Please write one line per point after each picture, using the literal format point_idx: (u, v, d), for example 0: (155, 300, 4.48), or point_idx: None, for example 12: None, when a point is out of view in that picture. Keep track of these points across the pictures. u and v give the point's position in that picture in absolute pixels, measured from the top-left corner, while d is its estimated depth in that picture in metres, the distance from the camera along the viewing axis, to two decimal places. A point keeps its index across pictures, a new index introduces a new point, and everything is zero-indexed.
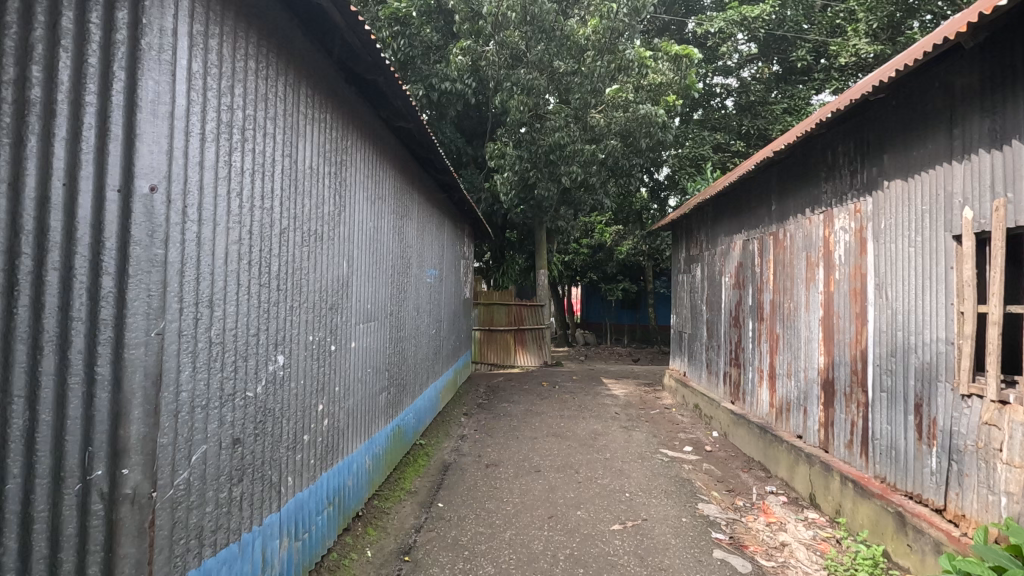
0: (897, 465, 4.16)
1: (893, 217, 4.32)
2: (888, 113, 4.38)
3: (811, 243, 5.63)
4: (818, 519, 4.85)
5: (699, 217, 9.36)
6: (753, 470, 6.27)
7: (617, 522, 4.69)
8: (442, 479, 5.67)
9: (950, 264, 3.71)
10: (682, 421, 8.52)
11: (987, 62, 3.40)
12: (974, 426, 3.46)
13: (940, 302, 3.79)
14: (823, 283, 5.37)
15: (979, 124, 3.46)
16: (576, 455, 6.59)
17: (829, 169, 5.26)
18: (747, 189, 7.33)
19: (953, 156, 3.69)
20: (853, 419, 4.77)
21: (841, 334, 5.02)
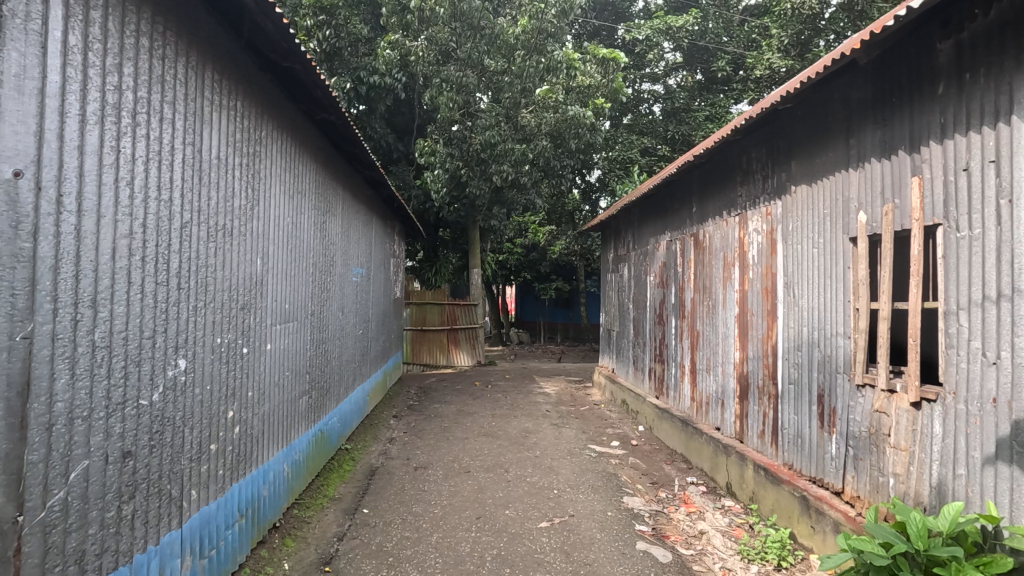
0: (803, 452, 4.45)
1: (799, 220, 4.60)
2: (794, 123, 4.66)
3: (727, 244, 5.92)
4: (733, 506, 5.10)
5: (626, 218, 9.65)
6: (675, 462, 6.53)
7: (544, 519, 4.72)
8: (368, 484, 5.50)
9: (847, 264, 4.00)
10: (611, 417, 8.75)
11: (879, 78, 3.69)
12: (867, 413, 3.74)
13: (839, 299, 4.08)
14: (738, 282, 5.65)
15: (872, 135, 3.75)
16: (506, 454, 6.59)
17: (744, 174, 5.56)
18: (670, 191, 7.60)
19: (849, 164, 3.98)
20: (764, 410, 5.05)
21: (754, 330, 5.31)
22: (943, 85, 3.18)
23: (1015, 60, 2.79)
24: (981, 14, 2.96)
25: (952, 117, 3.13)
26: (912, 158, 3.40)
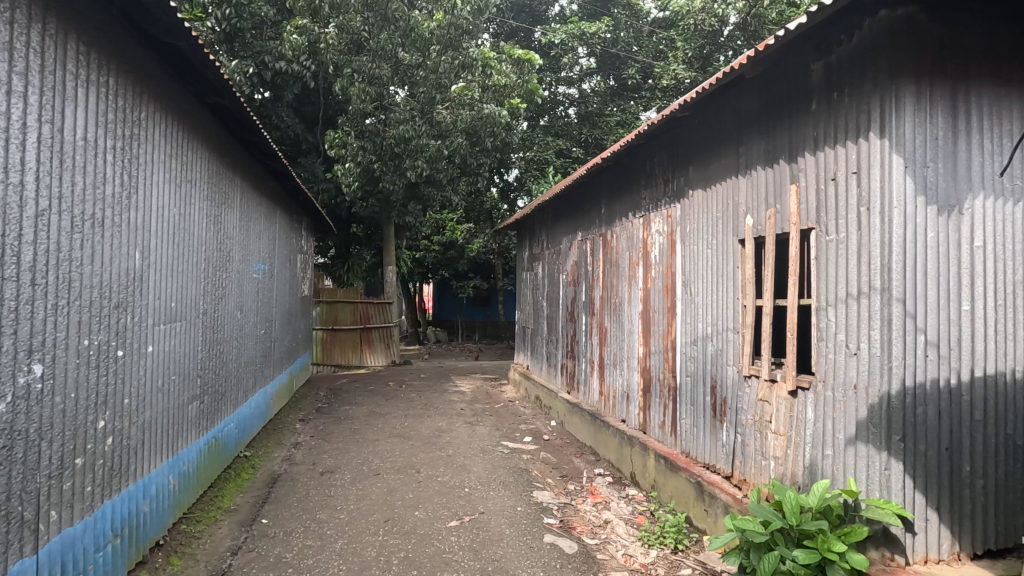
0: (698, 440, 4.75)
1: (696, 222, 4.89)
2: (692, 131, 4.94)
3: (633, 244, 6.18)
4: (637, 495, 5.35)
5: (540, 217, 9.83)
6: (584, 454, 6.74)
7: (454, 518, 4.69)
8: (269, 492, 5.20)
9: (736, 264, 4.30)
10: (524, 413, 8.88)
11: (764, 92, 3.98)
12: (752, 402, 4.05)
13: (730, 297, 4.38)
14: (642, 280, 5.92)
15: (758, 144, 4.05)
16: (418, 455, 6.49)
17: (648, 177, 5.82)
18: (581, 192, 7.82)
19: (739, 171, 4.28)
20: (665, 402, 5.34)
21: (656, 326, 5.59)
22: (816, 102, 3.49)
23: (874, 82, 3.11)
24: (848, 39, 3.27)
25: (824, 131, 3.44)
26: (791, 167, 3.71)
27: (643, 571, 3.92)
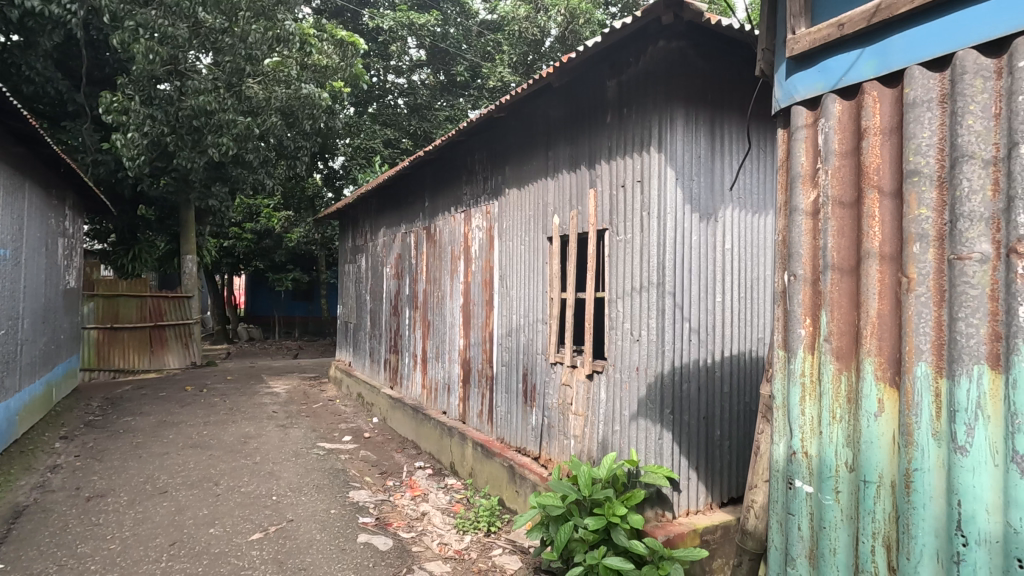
0: (511, 425, 5.03)
1: (511, 219, 5.15)
2: (507, 132, 5.18)
3: (454, 239, 6.29)
4: (454, 484, 5.48)
5: (364, 208, 9.48)
6: (406, 449, 6.70)
7: (257, 530, 4.31)
8: (9, 530, 4.21)
9: (545, 260, 4.63)
10: (345, 411, 8.52)
11: (569, 102, 4.33)
12: (556, 386, 4.41)
13: (540, 290, 4.68)
14: (462, 274, 6.06)
15: (563, 150, 4.40)
16: (218, 465, 5.83)
17: (468, 174, 5.96)
18: (404, 184, 7.73)
19: (547, 174, 4.61)
20: (482, 392, 5.56)
21: (474, 319, 5.77)
22: (611, 115, 3.91)
23: (654, 103, 3.57)
24: (635, 62, 3.70)
25: (617, 142, 3.86)
26: (590, 173, 4.11)
27: (456, 557, 4.01)
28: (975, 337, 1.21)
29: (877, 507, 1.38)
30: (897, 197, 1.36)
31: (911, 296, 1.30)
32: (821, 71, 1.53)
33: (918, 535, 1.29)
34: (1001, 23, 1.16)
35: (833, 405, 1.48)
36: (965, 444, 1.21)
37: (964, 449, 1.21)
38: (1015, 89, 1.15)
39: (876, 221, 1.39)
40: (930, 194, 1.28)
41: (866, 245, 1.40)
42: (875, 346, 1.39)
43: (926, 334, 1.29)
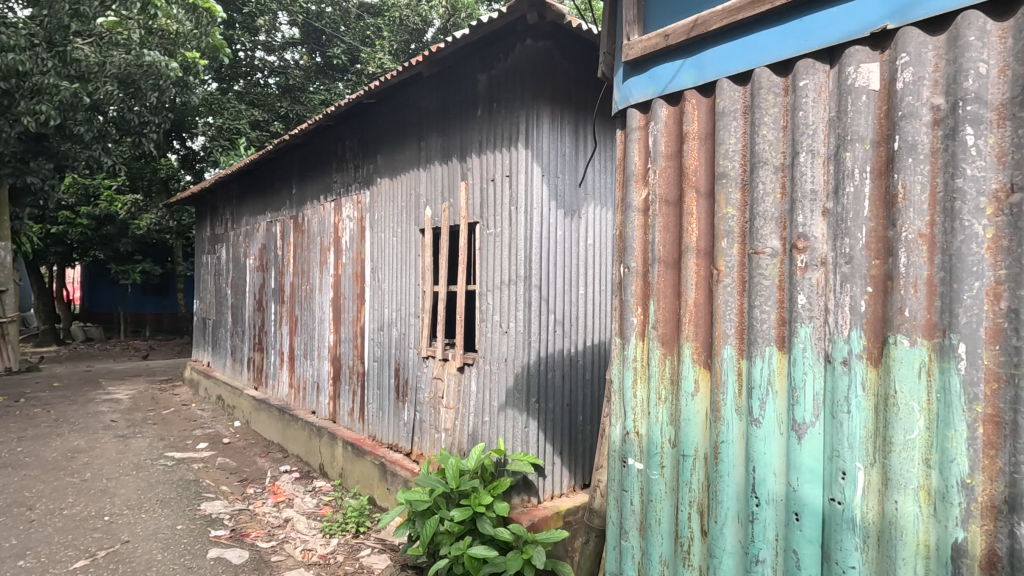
0: (383, 421, 4.91)
1: (383, 210, 4.99)
2: (379, 119, 5.01)
3: (324, 229, 5.97)
4: (323, 486, 5.23)
5: (224, 193, 8.66)
6: (271, 453, 6.27)
7: (82, 557, 3.78)
8: None
9: (417, 252, 4.54)
10: (202, 416, 7.76)
11: (440, 92, 4.29)
12: (428, 380, 4.38)
13: (412, 283, 4.59)
14: (333, 266, 5.77)
15: (435, 141, 4.35)
16: (36, 486, 5.02)
17: (338, 161, 5.68)
18: (269, 169, 7.17)
19: (420, 165, 4.53)
20: (354, 389, 5.35)
21: (345, 313, 5.53)
22: (481, 109, 3.94)
23: (522, 100, 3.65)
24: (504, 58, 3.76)
25: (487, 136, 3.90)
26: (461, 166, 4.11)
27: (320, 563, 3.82)
28: (768, 323, 1.37)
29: (693, 478, 1.52)
30: (710, 197, 1.50)
31: (720, 286, 1.45)
32: (650, 78, 1.63)
33: (723, 499, 1.45)
34: (789, 46, 1.33)
35: (659, 387, 1.61)
36: (759, 416, 1.38)
37: (757, 421, 1.38)
38: (796, 106, 1.32)
39: (693, 218, 1.52)
40: (735, 195, 1.43)
41: (686, 240, 1.53)
42: (692, 332, 1.52)
43: (731, 319, 1.44)
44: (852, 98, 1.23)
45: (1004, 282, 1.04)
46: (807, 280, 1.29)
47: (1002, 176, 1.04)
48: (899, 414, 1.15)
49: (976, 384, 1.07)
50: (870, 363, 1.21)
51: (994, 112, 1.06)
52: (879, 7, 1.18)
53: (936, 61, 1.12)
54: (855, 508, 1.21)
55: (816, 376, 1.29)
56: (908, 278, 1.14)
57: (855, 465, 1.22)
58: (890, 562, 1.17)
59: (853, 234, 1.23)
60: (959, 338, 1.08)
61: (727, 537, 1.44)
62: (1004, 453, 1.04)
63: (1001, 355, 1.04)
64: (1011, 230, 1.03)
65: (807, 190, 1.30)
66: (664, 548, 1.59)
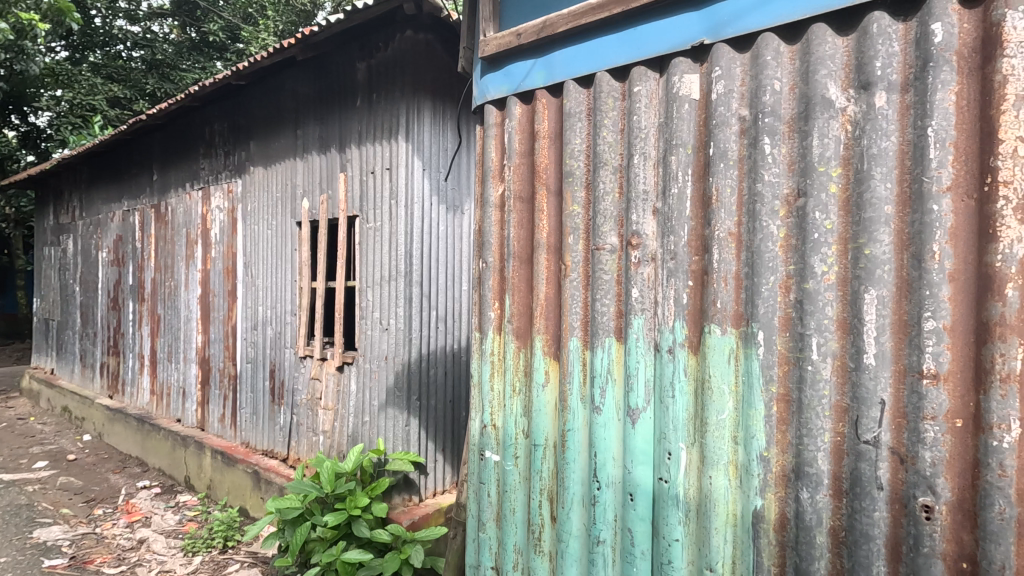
0: (257, 427, 4.59)
1: (256, 201, 4.66)
2: (251, 103, 4.67)
3: (190, 219, 5.46)
4: (188, 501, 4.80)
5: (71, 177, 7.61)
6: (127, 468, 5.64)
7: None
8: None
9: (294, 246, 4.28)
10: (42, 432, 6.79)
11: (318, 79, 4.08)
12: (306, 381, 4.16)
13: (288, 279, 4.33)
14: (200, 260, 5.29)
15: (313, 130, 4.14)
16: None
17: (206, 146, 5.21)
18: (125, 151, 6.42)
19: (296, 154, 4.28)
20: (225, 393, 4.96)
21: (215, 312, 5.11)
22: (361, 99, 3.80)
23: (402, 92, 3.57)
24: (384, 47, 3.66)
25: (366, 127, 3.77)
26: (340, 156, 3.94)
27: None
28: (608, 315, 1.44)
29: (543, 466, 1.57)
30: (559, 195, 1.55)
31: (567, 281, 1.50)
32: (505, 76, 1.65)
33: (570, 486, 1.51)
34: (625, 53, 1.40)
35: (514, 380, 1.64)
36: (600, 405, 1.45)
37: (598, 409, 1.45)
38: (631, 111, 1.40)
39: (544, 215, 1.56)
40: (580, 194, 1.50)
41: (537, 236, 1.57)
42: (543, 326, 1.57)
43: (576, 313, 1.50)
44: (677, 106, 1.32)
45: (793, 276, 1.17)
46: (640, 275, 1.38)
47: (792, 181, 1.18)
48: (712, 397, 1.26)
49: (771, 367, 1.19)
50: (691, 350, 1.31)
51: (786, 125, 1.19)
52: (697, 23, 1.29)
53: (743, 76, 1.24)
54: (679, 486, 1.31)
55: (647, 364, 1.38)
56: (719, 273, 1.26)
57: (679, 446, 1.32)
58: (706, 533, 1.28)
59: (677, 232, 1.32)
60: (759, 327, 1.20)
61: (573, 521, 1.50)
62: (792, 428, 1.18)
63: (790, 340, 1.18)
64: (797, 230, 1.17)
65: (640, 190, 1.38)
66: (518, 536, 1.63)
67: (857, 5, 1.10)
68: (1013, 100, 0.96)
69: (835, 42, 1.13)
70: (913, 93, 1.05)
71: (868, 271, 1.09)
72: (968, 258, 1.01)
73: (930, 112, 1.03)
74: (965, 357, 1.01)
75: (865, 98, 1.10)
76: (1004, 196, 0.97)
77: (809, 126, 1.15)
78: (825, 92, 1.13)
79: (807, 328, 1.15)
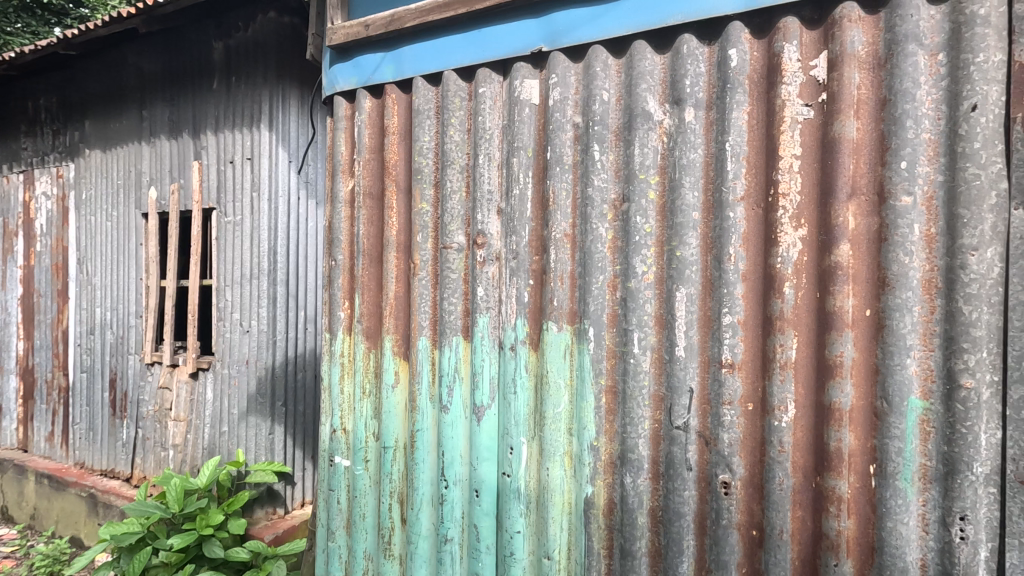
0: (95, 445, 4.06)
1: (92, 188, 4.10)
2: (86, 76, 4.10)
3: (8, 207, 4.69)
4: (5, 535, 4.12)
5: None
6: None
7: None
8: None
9: (139, 241, 3.83)
10: None
11: (167, 55, 3.69)
12: (153, 391, 3.74)
13: (132, 277, 3.87)
14: (22, 255, 4.56)
15: (161, 111, 3.73)
16: None
17: (29, 122, 4.50)
18: None
19: (141, 137, 3.83)
20: (54, 408, 4.32)
21: (40, 315, 4.43)
22: (217, 81, 3.50)
23: (265, 77, 3.34)
24: (243, 28, 3.40)
25: (224, 112, 3.47)
26: (194, 143, 3.59)
27: None
28: (455, 314, 1.45)
29: (393, 469, 1.54)
30: (408, 193, 1.53)
31: (416, 280, 1.49)
32: (355, 67, 1.59)
33: (419, 486, 1.49)
34: (470, 53, 1.42)
35: (364, 381, 1.60)
36: (447, 403, 1.45)
37: (446, 408, 1.45)
38: (476, 111, 1.41)
39: (393, 212, 1.53)
40: (429, 192, 1.48)
41: (386, 233, 1.54)
42: (393, 325, 1.54)
43: (426, 312, 1.49)
44: (518, 109, 1.36)
45: (618, 275, 1.26)
46: (484, 274, 1.40)
47: (617, 187, 1.26)
48: (549, 392, 1.31)
49: (600, 360, 1.27)
50: (531, 347, 1.35)
51: (613, 134, 1.27)
52: (536, 30, 1.33)
53: (577, 85, 1.31)
54: (520, 479, 1.35)
55: (492, 362, 1.40)
56: (556, 272, 1.31)
57: (520, 440, 1.36)
58: (544, 523, 1.33)
59: (518, 232, 1.36)
60: (589, 323, 1.27)
61: (422, 522, 1.49)
62: (618, 417, 1.26)
63: (617, 336, 1.26)
64: (623, 233, 1.25)
65: (484, 191, 1.40)
66: (369, 542, 1.58)
67: (670, 27, 1.20)
68: (790, 122, 1.10)
69: (654, 60, 1.23)
70: (715, 110, 1.17)
71: (679, 271, 1.19)
72: (756, 260, 1.14)
73: (727, 128, 1.15)
74: (754, 349, 1.14)
75: (677, 112, 1.20)
76: (783, 206, 1.10)
77: (632, 136, 1.23)
78: (645, 105, 1.22)
79: (629, 324, 1.23)
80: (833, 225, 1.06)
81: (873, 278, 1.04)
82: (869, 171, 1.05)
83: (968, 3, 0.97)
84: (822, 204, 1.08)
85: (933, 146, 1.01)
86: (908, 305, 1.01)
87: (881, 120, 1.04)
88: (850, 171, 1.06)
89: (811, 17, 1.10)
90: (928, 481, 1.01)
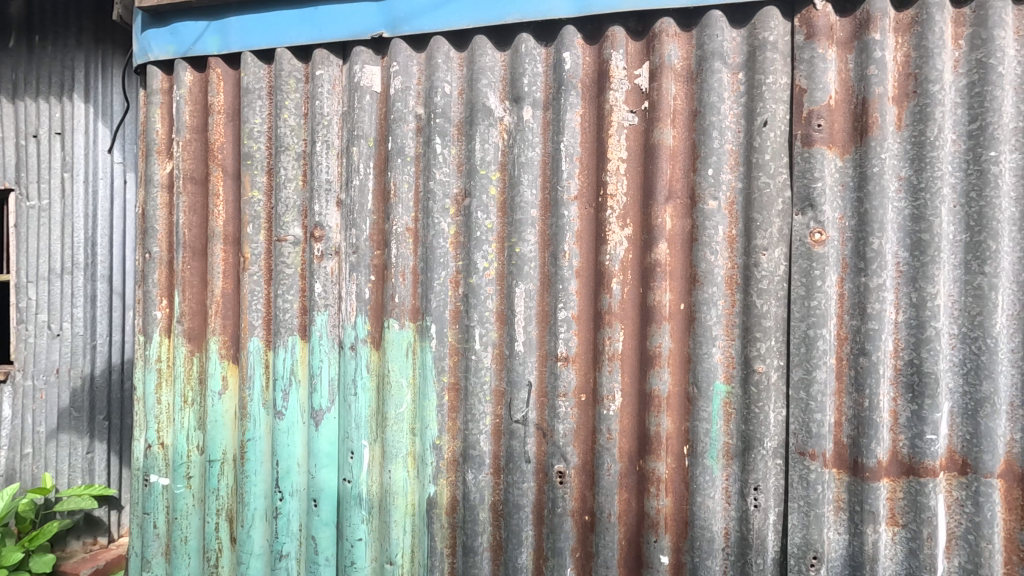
0: None
1: None
2: None
3: None
4: None
5: None
6: None
7: None
8: None
9: None
10: None
11: None
12: None
13: None
14: None
15: None
16: None
17: None
18: None
19: None
20: None
21: None
22: (14, 39, 2.75)
23: (78, 40, 2.70)
24: None
25: (23, 77, 2.74)
26: None
27: None
28: (291, 312, 1.34)
29: (220, 484, 1.39)
30: (237, 179, 1.39)
31: (245, 276, 1.35)
32: (173, 34, 1.41)
33: (250, 501, 1.36)
34: (305, 32, 1.32)
35: (185, 389, 1.42)
36: (282, 409, 1.34)
37: (281, 413, 1.34)
38: (313, 95, 1.32)
39: (220, 200, 1.38)
40: (261, 179, 1.36)
41: (211, 223, 1.38)
42: (219, 325, 1.39)
43: (258, 310, 1.36)
44: (358, 96, 1.29)
45: (460, 271, 1.25)
46: (323, 268, 1.31)
47: (459, 182, 1.25)
48: (390, 392, 1.26)
49: (442, 357, 1.25)
50: (373, 346, 1.30)
51: (455, 128, 1.25)
52: (376, 15, 1.27)
53: (419, 75, 1.28)
54: (361, 484, 1.29)
55: (331, 363, 1.32)
56: (397, 268, 1.26)
57: (361, 443, 1.29)
58: (386, 528, 1.28)
59: (359, 225, 1.29)
60: (431, 321, 1.24)
61: (254, 539, 1.37)
62: (460, 414, 1.25)
63: (459, 332, 1.25)
64: (464, 228, 1.24)
65: (322, 180, 1.31)
66: (192, 567, 1.42)
67: (509, 25, 1.21)
68: (617, 127, 1.16)
69: (495, 56, 1.23)
70: (551, 111, 1.20)
71: (519, 267, 1.20)
72: (588, 257, 1.19)
73: (562, 129, 1.18)
74: (586, 341, 1.19)
75: (516, 110, 1.21)
76: (610, 207, 1.16)
77: (473, 130, 1.22)
78: (485, 100, 1.22)
79: (471, 320, 1.22)
80: (653, 226, 1.14)
81: (686, 274, 1.14)
82: (683, 176, 1.14)
83: (761, 30, 1.10)
84: (644, 206, 1.15)
85: (734, 155, 1.12)
86: (713, 300, 1.11)
87: (692, 130, 1.14)
88: (668, 175, 1.14)
89: (635, 28, 1.17)
90: (729, 457, 1.12)
